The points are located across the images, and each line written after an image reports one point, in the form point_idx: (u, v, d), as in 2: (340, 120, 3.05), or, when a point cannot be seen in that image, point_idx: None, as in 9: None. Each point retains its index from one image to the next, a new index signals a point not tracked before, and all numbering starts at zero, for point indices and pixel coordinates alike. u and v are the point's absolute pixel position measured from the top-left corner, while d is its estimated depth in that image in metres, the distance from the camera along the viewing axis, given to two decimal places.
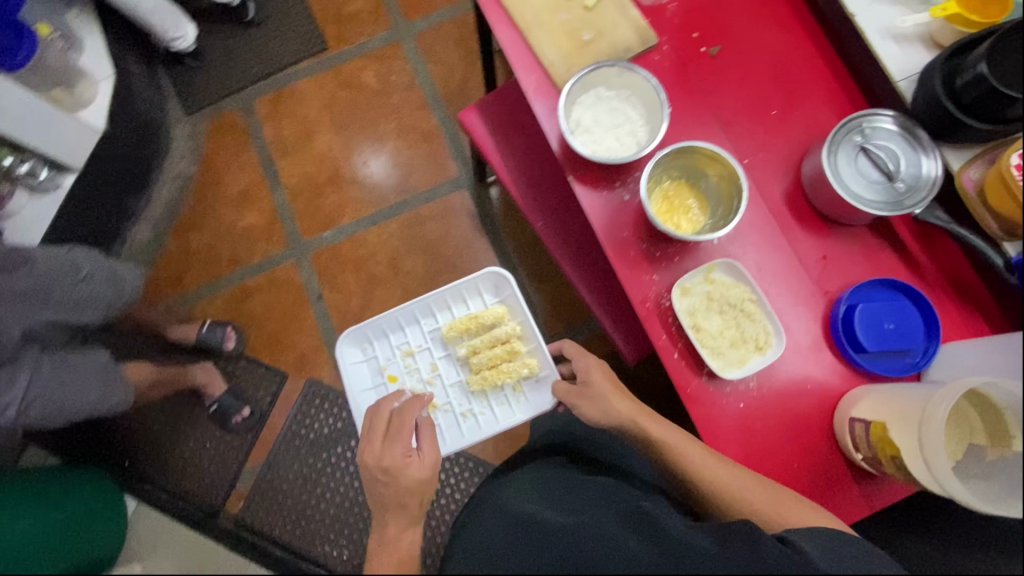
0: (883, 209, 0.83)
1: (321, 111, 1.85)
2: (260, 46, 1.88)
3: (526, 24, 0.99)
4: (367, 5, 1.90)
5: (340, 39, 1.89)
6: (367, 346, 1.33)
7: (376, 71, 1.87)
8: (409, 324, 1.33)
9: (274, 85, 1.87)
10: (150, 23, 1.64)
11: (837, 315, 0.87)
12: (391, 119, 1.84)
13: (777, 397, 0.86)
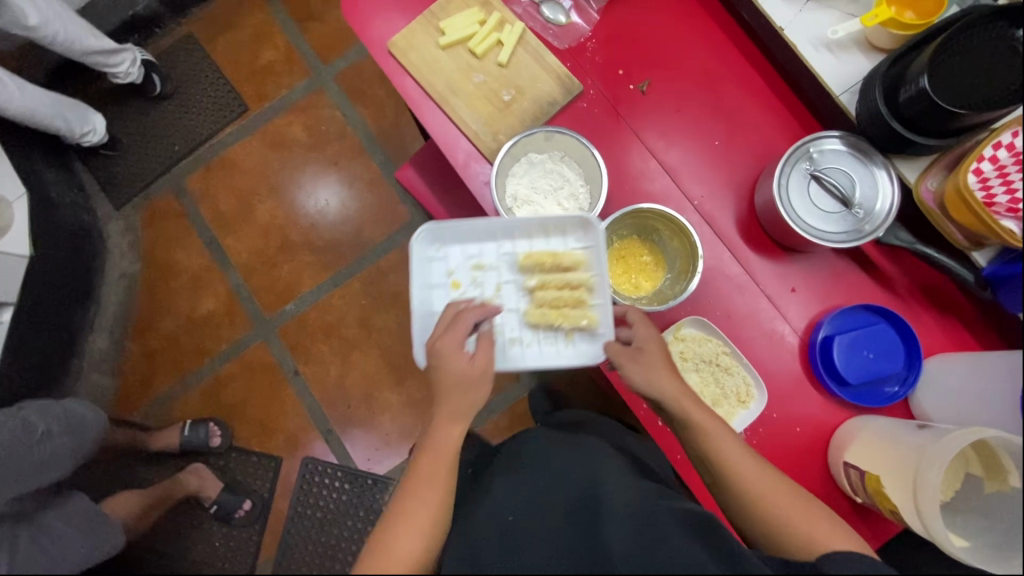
0: (845, 239, 0.79)
1: (256, 178, 1.76)
2: (179, 121, 1.78)
3: (440, 94, 0.92)
4: (280, 55, 1.80)
5: (259, 96, 1.79)
6: (440, 244, 0.82)
7: (304, 124, 1.77)
8: (482, 238, 0.82)
9: (201, 159, 1.77)
10: (56, 126, 1.53)
11: (815, 352, 0.84)
12: (331, 172, 1.76)
13: (771, 448, 0.83)
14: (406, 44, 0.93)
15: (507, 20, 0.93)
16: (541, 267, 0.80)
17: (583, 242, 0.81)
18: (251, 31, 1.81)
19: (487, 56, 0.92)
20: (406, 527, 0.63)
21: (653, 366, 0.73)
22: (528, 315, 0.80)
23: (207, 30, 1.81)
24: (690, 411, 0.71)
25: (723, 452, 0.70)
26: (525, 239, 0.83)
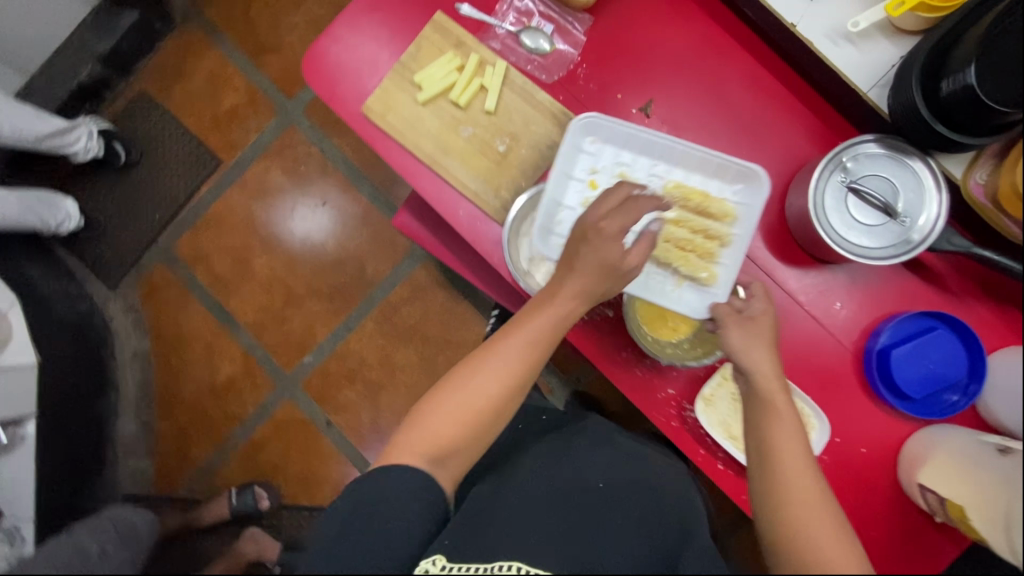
0: (893, 253, 0.72)
1: (246, 232, 1.69)
2: (154, 186, 1.70)
3: (430, 157, 0.85)
4: (242, 97, 1.69)
5: (228, 145, 1.70)
6: (597, 141, 0.81)
7: (281, 167, 1.69)
8: (640, 150, 0.80)
9: (186, 223, 1.70)
10: (30, 223, 1.47)
11: (871, 368, 0.80)
12: (320, 212, 1.68)
13: (837, 473, 0.81)
14: (382, 107, 0.85)
15: (486, 61, 0.84)
16: (686, 202, 0.79)
17: (740, 198, 0.79)
18: (206, 77, 1.70)
19: (472, 105, 0.84)
20: (473, 360, 0.74)
21: (757, 338, 0.69)
22: (651, 244, 0.78)
23: (159, 84, 1.70)
24: (778, 398, 0.67)
25: (786, 459, 0.64)
26: (682, 171, 0.81)
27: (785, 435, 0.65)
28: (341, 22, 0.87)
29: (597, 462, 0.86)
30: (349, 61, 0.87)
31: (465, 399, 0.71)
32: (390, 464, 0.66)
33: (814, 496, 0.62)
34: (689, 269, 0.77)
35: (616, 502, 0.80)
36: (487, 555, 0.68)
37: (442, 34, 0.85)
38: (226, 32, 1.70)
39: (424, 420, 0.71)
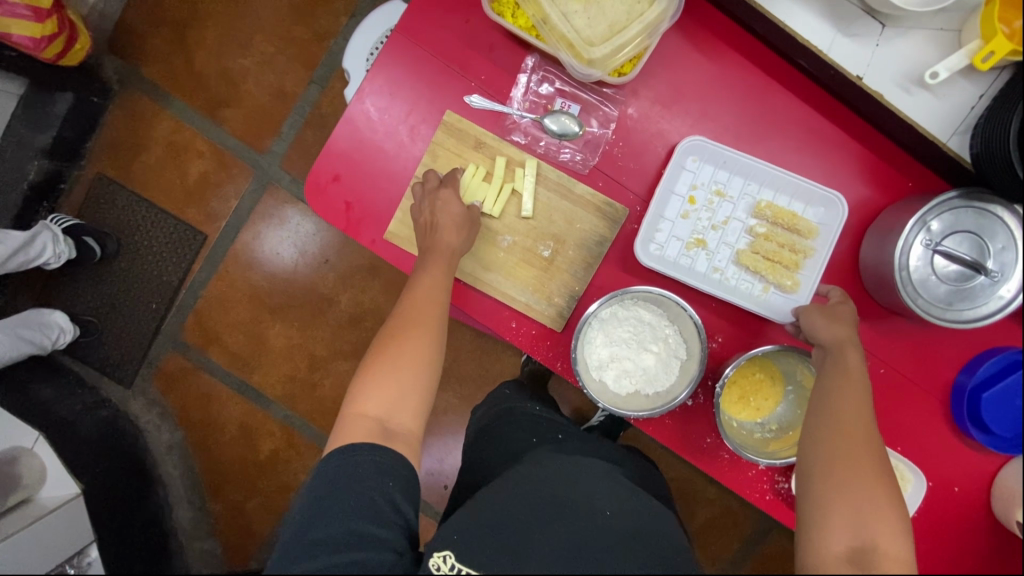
0: (984, 310, 0.69)
1: (251, 303, 1.59)
2: (142, 273, 1.58)
3: (472, 275, 0.77)
4: (210, 161, 1.54)
5: (207, 215, 1.56)
6: (695, 159, 0.76)
7: (272, 229, 1.57)
8: (740, 169, 0.75)
9: (186, 306, 1.59)
10: (30, 348, 1.40)
11: (961, 413, 0.78)
12: (325, 269, 1.58)
13: (933, 516, 0.81)
14: (407, 229, 0.77)
15: (514, 160, 0.76)
16: (776, 219, 0.75)
17: (821, 218, 0.75)
18: (165, 146, 1.55)
19: (506, 211, 0.76)
20: (412, 337, 0.69)
21: (840, 317, 0.69)
22: (740, 256, 0.75)
23: (116, 164, 1.55)
24: (848, 355, 0.67)
25: (840, 413, 0.63)
26: (772, 187, 0.76)
27: (847, 389, 0.64)
28: (341, 141, 0.77)
29: (611, 492, 0.69)
30: (359, 183, 0.78)
31: (411, 361, 0.67)
32: (353, 441, 0.61)
33: (853, 449, 0.60)
34: (772, 278, 0.75)
35: (624, 540, 0.62)
36: (495, 563, 0.58)
37: (457, 137, 0.76)
38: (174, 91, 1.53)
39: (370, 386, 0.66)
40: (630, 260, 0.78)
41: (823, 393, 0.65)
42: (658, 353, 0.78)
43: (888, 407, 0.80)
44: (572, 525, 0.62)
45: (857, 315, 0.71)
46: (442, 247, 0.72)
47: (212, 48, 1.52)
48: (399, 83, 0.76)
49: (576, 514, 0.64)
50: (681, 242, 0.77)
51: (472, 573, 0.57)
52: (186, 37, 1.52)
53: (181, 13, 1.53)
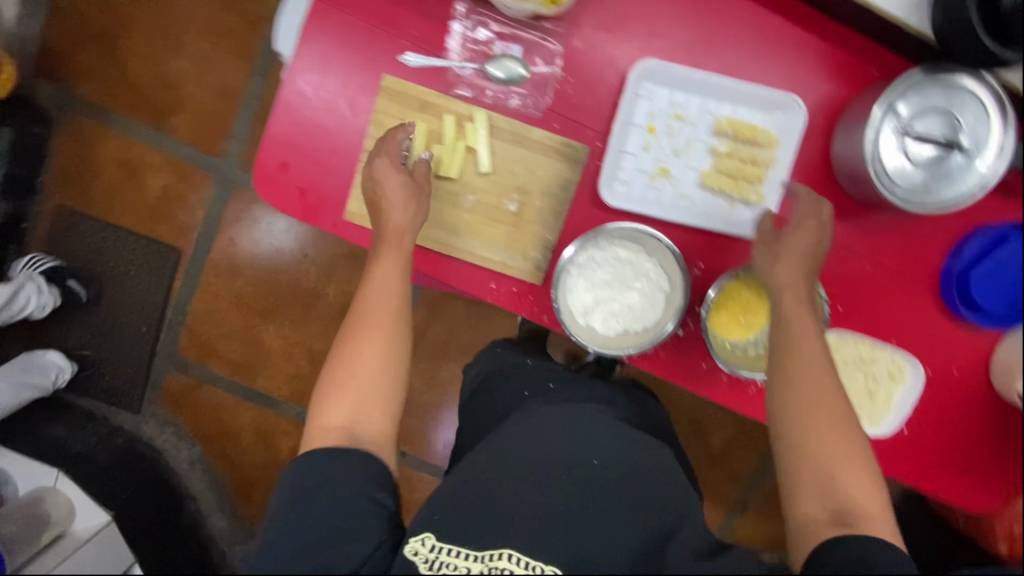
0: (966, 187, 0.67)
1: (241, 310, 1.58)
2: (125, 298, 1.56)
3: (442, 242, 0.75)
4: (169, 174, 1.50)
5: (178, 230, 1.53)
6: (650, 84, 0.72)
7: (245, 233, 1.54)
8: (695, 87, 0.72)
9: (177, 324, 1.58)
10: (31, 391, 1.41)
11: (948, 294, 0.78)
12: (307, 264, 1.55)
13: (935, 401, 0.82)
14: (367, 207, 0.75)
15: (463, 115, 0.72)
16: (738, 134, 0.73)
17: (781, 126, 0.73)
18: (120, 167, 1.50)
19: (464, 170, 0.73)
20: (366, 336, 0.68)
21: (791, 249, 0.68)
22: (705, 178, 0.74)
23: (75, 193, 1.51)
24: (797, 293, 0.67)
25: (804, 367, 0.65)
26: (730, 102, 0.73)
27: (808, 339, 0.66)
28: (281, 127, 0.74)
29: (598, 439, 0.72)
30: (309, 168, 0.75)
31: (370, 369, 0.66)
32: (324, 445, 0.61)
33: (824, 405, 0.64)
34: (738, 195, 0.74)
35: (609, 492, 0.67)
36: (478, 538, 0.61)
37: (399, 101, 0.72)
38: (116, 108, 1.47)
39: (331, 397, 0.65)
40: (600, 200, 0.75)
41: (785, 345, 0.66)
42: (642, 290, 0.76)
43: (880, 304, 0.79)
44: (555, 492, 0.66)
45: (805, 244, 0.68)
46: (394, 230, 0.68)
47: (144, 55, 1.46)
48: (329, 55, 0.72)
49: (561, 477, 0.68)
50: (645, 173, 0.75)
51: (454, 550, 0.59)
52: (115, 49, 1.46)
53: (104, 25, 1.46)
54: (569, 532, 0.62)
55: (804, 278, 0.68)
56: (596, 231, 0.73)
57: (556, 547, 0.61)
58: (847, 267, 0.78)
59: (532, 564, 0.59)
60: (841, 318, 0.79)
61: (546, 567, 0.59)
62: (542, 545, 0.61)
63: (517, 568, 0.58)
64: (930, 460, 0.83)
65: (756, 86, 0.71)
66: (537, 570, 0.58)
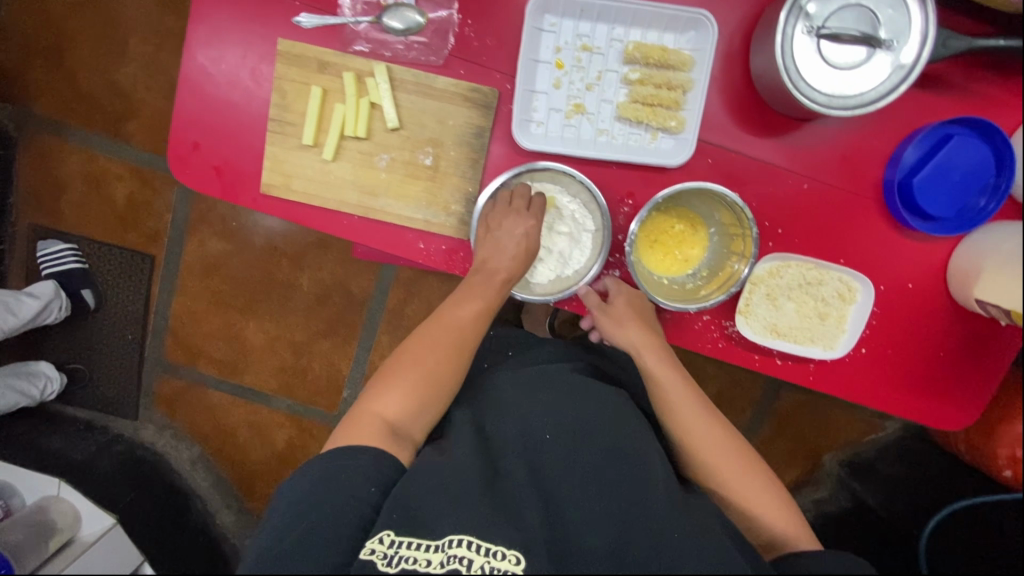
0: (889, 84, 0.64)
1: (221, 309, 1.58)
2: (108, 308, 1.56)
3: (360, 204, 0.74)
4: (131, 182, 1.50)
5: (149, 236, 1.53)
6: (552, 17, 0.70)
7: (214, 233, 1.54)
8: (599, 14, 0.70)
9: (162, 329, 1.59)
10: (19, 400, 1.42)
11: (895, 205, 0.74)
12: (278, 258, 1.55)
13: (892, 316, 0.79)
14: (282, 177, 0.73)
15: (363, 71, 0.71)
16: (650, 59, 0.70)
17: (693, 45, 0.70)
18: (83, 179, 1.50)
19: (372, 128, 0.72)
20: (437, 346, 0.72)
21: (623, 318, 0.73)
22: (621, 109, 0.71)
23: (45, 210, 1.51)
24: (651, 360, 0.73)
25: (684, 415, 0.72)
26: (638, 26, 0.71)
27: (685, 406, 0.72)
28: (186, 104, 0.72)
29: (553, 405, 0.72)
30: (220, 144, 0.73)
31: (439, 376, 0.71)
32: (361, 439, 0.63)
33: (714, 438, 0.71)
34: (658, 124, 0.71)
35: (575, 462, 0.67)
36: (435, 525, 0.58)
37: (298, 64, 0.71)
38: (70, 121, 1.46)
39: (384, 390, 0.69)
40: (517, 145, 0.73)
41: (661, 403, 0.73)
42: (568, 236, 0.77)
43: (822, 223, 0.76)
44: (516, 486, 0.65)
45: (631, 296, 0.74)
46: (500, 273, 0.72)
47: (91, 66, 1.44)
48: (223, 26, 0.71)
49: (520, 459, 0.68)
50: (560, 111, 0.72)
51: (414, 542, 0.56)
52: (62, 62, 1.44)
53: (47, 40, 1.44)
54: (534, 520, 0.61)
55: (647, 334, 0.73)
56: (524, 168, 0.72)
57: (525, 530, 0.60)
58: (782, 187, 0.75)
59: (489, 551, 0.57)
60: (781, 243, 0.77)
61: (506, 554, 0.57)
62: (504, 531, 0.59)
63: (477, 556, 0.56)
64: (895, 381, 0.80)
65: (661, 5, 0.69)
66: (497, 558, 0.56)
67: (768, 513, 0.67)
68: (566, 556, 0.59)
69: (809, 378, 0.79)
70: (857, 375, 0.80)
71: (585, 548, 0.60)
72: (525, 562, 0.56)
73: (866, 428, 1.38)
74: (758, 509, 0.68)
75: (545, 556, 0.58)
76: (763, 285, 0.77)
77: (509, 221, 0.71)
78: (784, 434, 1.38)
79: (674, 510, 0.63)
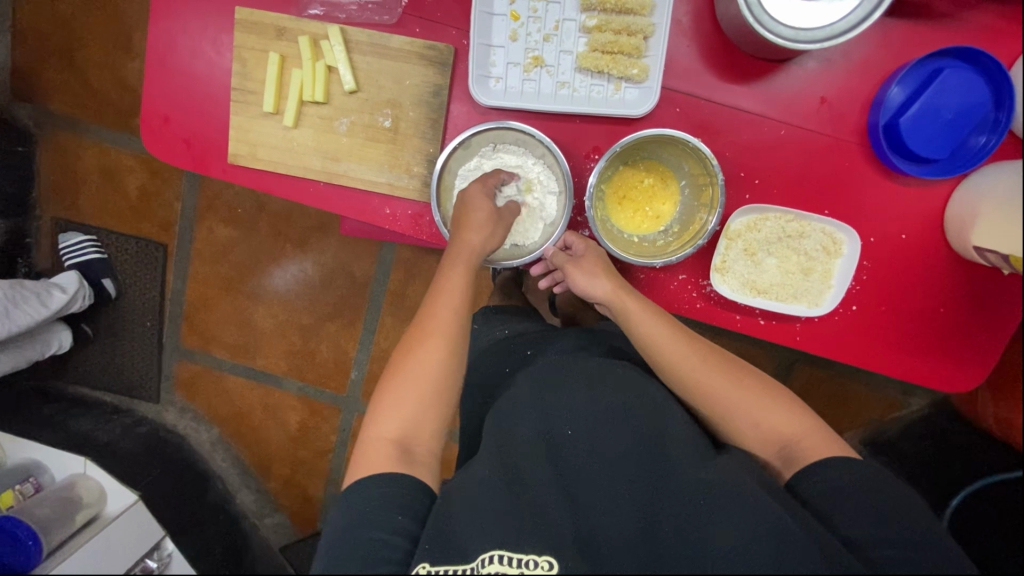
0: (862, 8, 0.59)
1: (231, 294, 1.42)
2: (128, 303, 1.43)
3: (325, 170, 0.73)
4: (143, 173, 1.38)
5: (163, 224, 1.39)
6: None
7: (221, 218, 1.39)
8: None
9: (178, 316, 1.44)
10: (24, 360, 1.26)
11: (884, 147, 0.69)
12: (282, 244, 1.39)
13: (889, 269, 0.73)
14: (248, 147, 0.74)
15: (319, 34, 0.71)
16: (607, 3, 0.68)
17: None
18: (99, 172, 1.39)
19: (331, 92, 0.72)
20: (425, 343, 0.63)
21: (593, 271, 0.70)
22: (581, 59, 0.69)
23: (69, 206, 1.40)
24: (630, 302, 0.68)
25: (672, 354, 0.66)
26: None
27: (705, 375, 0.65)
28: (155, 80, 0.74)
29: (569, 400, 0.65)
30: (188, 118, 0.74)
31: (433, 375, 0.62)
32: (375, 469, 0.56)
33: (738, 392, 0.63)
34: (620, 72, 0.69)
35: (596, 452, 0.61)
36: (466, 546, 0.53)
37: (255, 32, 0.72)
38: (84, 116, 1.35)
39: (381, 411, 0.61)
40: (478, 104, 0.72)
41: (645, 344, 0.67)
42: (535, 206, 0.75)
43: (805, 172, 0.71)
44: (537, 484, 0.59)
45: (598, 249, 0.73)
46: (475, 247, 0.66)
47: (99, 62, 1.32)
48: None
49: (541, 458, 0.61)
50: (521, 63, 0.70)
51: (450, 570, 0.51)
52: (72, 58, 1.33)
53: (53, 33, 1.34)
54: (560, 516, 0.56)
55: (620, 285, 0.69)
56: (496, 125, 0.70)
57: (552, 530, 0.55)
58: (759, 134, 0.71)
59: (522, 561, 0.52)
60: (760, 193, 0.72)
61: (538, 561, 0.52)
62: (533, 536, 0.54)
63: (511, 570, 0.51)
64: (904, 342, 0.74)
65: None
66: (530, 568, 0.51)
67: (781, 425, 0.61)
68: (595, 555, 0.54)
69: (795, 339, 0.74)
70: (859, 336, 0.74)
71: (614, 546, 0.54)
72: (560, 566, 0.51)
73: (890, 405, 1.17)
74: (768, 424, 0.62)
75: (581, 558, 0.53)
76: (741, 239, 0.73)
77: (481, 198, 0.69)
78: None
79: (715, 491, 0.54)
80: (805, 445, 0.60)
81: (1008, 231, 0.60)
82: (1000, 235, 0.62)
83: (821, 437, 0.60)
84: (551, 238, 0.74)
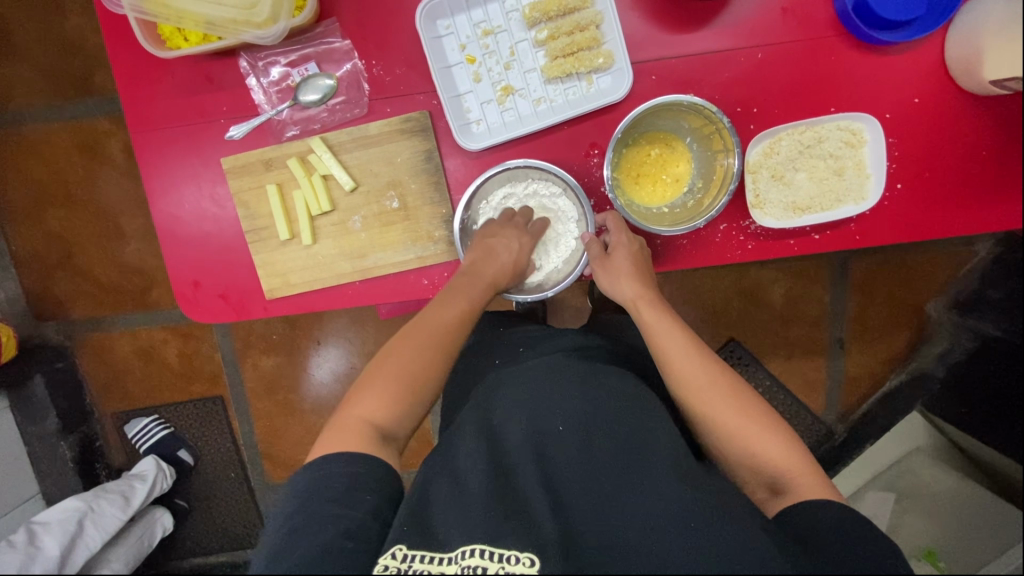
0: None
1: (299, 416, 1.34)
2: (208, 465, 1.37)
3: (358, 268, 0.75)
4: (177, 340, 1.32)
5: (212, 377, 1.33)
6: (444, 20, 0.71)
7: (264, 348, 1.32)
8: None
9: (257, 456, 1.37)
10: (136, 554, 1.21)
11: (854, 22, 0.68)
12: (326, 350, 1.32)
13: (918, 136, 0.71)
14: (279, 278, 0.76)
15: (306, 152, 0.74)
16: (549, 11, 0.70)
17: None
18: (136, 356, 1.33)
19: (335, 198, 0.74)
20: (418, 344, 0.66)
21: (619, 272, 0.70)
22: (545, 72, 0.71)
23: (123, 397, 1.35)
24: (644, 314, 0.70)
25: (678, 364, 0.66)
26: None
27: (693, 370, 0.66)
28: (174, 252, 0.77)
29: (562, 395, 0.64)
30: (216, 275, 0.77)
31: (421, 378, 0.65)
32: (349, 447, 0.58)
33: (728, 402, 0.64)
34: (590, 66, 0.70)
35: (585, 448, 0.60)
36: (448, 537, 0.55)
37: (247, 173, 0.75)
38: (106, 311, 1.31)
39: (364, 393, 0.63)
40: (468, 152, 0.74)
41: (657, 354, 0.68)
42: (554, 218, 0.76)
43: (794, 82, 0.71)
44: (524, 488, 0.59)
45: (644, 244, 0.72)
46: (484, 278, 0.69)
47: (101, 257, 1.28)
48: (175, 169, 0.76)
49: (529, 456, 0.60)
50: (493, 97, 0.72)
51: (428, 556, 0.53)
52: (75, 264, 1.28)
53: (37, 243, 1.28)
54: (544, 521, 0.55)
55: (642, 290, 0.70)
56: (488, 172, 0.72)
57: (538, 530, 0.55)
58: (735, 66, 0.71)
59: (503, 556, 0.53)
60: (763, 120, 0.72)
61: (520, 557, 0.52)
62: (516, 531, 0.55)
63: (491, 564, 0.52)
64: (943, 213, 0.71)
65: None
66: (510, 563, 0.52)
67: (774, 460, 0.61)
68: (580, 554, 0.54)
69: (857, 239, 0.73)
70: (901, 216, 0.72)
71: (600, 542, 0.54)
72: (541, 562, 0.52)
73: (957, 260, 1.11)
74: (759, 452, 0.61)
75: (559, 555, 0.53)
76: (764, 168, 0.72)
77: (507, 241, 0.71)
78: (877, 302, 1.15)
79: (691, 504, 0.55)
80: (796, 481, 0.59)
81: (1013, 53, 0.59)
82: (1008, 64, 0.60)
83: (810, 476, 0.59)
84: (587, 224, 0.74)
